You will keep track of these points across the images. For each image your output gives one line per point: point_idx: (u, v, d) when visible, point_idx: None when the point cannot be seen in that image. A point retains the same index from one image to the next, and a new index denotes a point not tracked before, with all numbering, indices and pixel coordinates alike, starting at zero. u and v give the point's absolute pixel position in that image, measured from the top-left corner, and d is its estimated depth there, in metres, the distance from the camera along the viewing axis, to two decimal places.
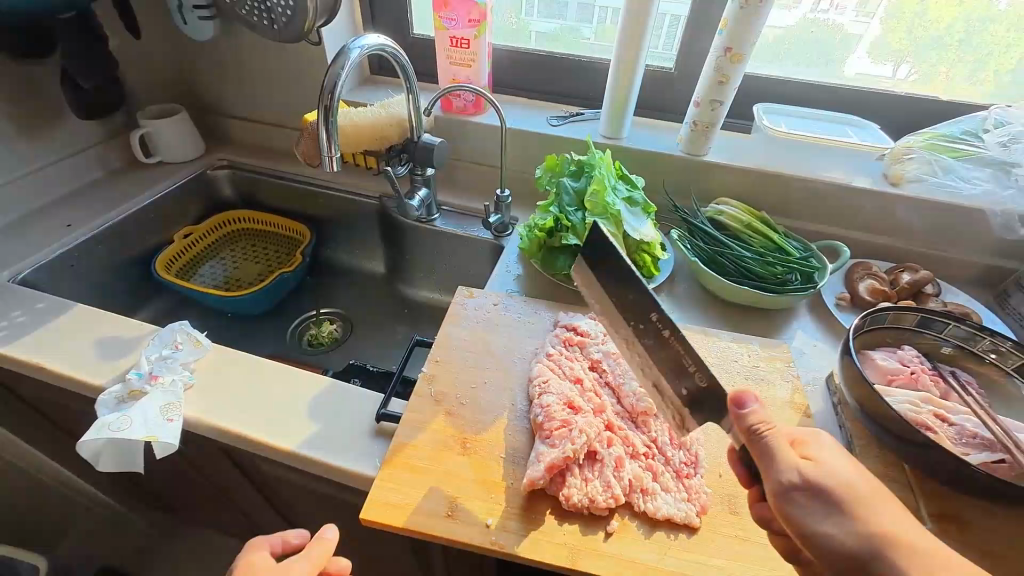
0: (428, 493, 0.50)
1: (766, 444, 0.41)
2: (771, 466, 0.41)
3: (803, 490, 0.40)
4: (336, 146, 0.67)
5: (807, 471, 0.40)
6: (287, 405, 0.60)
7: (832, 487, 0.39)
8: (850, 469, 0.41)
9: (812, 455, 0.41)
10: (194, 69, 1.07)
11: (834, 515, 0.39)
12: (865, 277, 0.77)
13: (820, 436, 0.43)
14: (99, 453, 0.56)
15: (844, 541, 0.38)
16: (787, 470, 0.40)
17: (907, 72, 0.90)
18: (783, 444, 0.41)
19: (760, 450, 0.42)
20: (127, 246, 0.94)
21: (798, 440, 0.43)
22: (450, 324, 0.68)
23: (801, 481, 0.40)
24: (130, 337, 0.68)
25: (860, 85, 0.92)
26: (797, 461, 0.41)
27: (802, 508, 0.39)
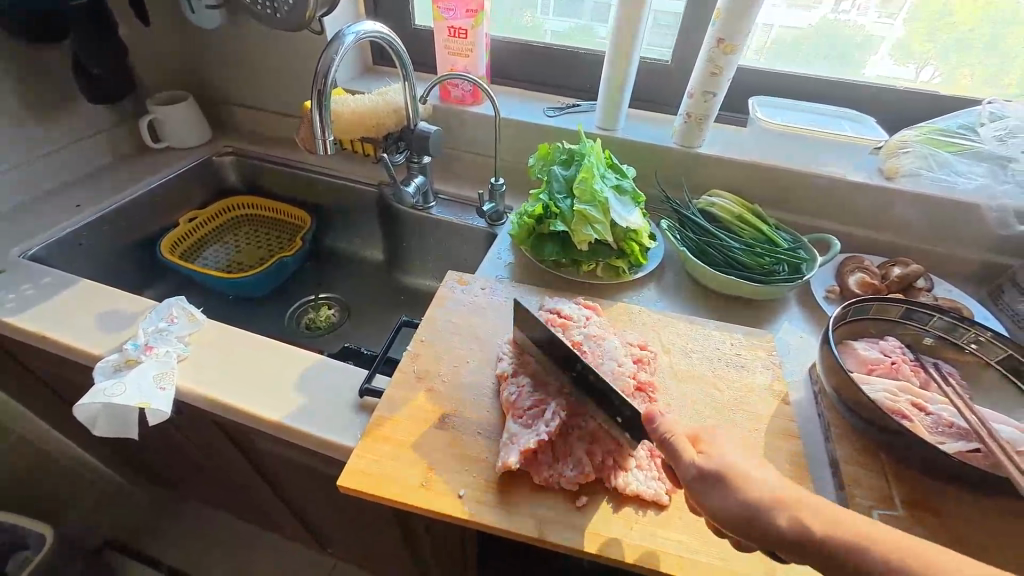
0: (404, 463, 0.52)
1: (669, 446, 0.44)
2: (675, 458, 0.43)
3: (700, 480, 0.42)
4: (328, 130, 0.69)
5: (699, 462, 0.42)
6: (275, 380, 0.62)
7: (722, 471, 0.41)
8: (745, 457, 0.42)
9: (707, 449, 0.43)
10: (202, 59, 1.10)
11: (727, 493, 0.40)
12: (855, 271, 0.77)
13: (714, 429, 0.44)
14: (95, 418, 0.58)
15: (734, 510, 0.39)
16: (686, 463, 0.43)
17: (930, 74, 0.89)
18: (681, 444, 0.43)
19: (666, 451, 0.44)
20: (133, 228, 0.97)
21: (696, 435, 0.45)
22: (436, 306, 0.70)
23: (697, 474, 0.42)
24: (131, 311, 0.71)
25: (878, 84, 0.92)
26: (693, 455, 0.43)
27: (706, 493, 0.41)
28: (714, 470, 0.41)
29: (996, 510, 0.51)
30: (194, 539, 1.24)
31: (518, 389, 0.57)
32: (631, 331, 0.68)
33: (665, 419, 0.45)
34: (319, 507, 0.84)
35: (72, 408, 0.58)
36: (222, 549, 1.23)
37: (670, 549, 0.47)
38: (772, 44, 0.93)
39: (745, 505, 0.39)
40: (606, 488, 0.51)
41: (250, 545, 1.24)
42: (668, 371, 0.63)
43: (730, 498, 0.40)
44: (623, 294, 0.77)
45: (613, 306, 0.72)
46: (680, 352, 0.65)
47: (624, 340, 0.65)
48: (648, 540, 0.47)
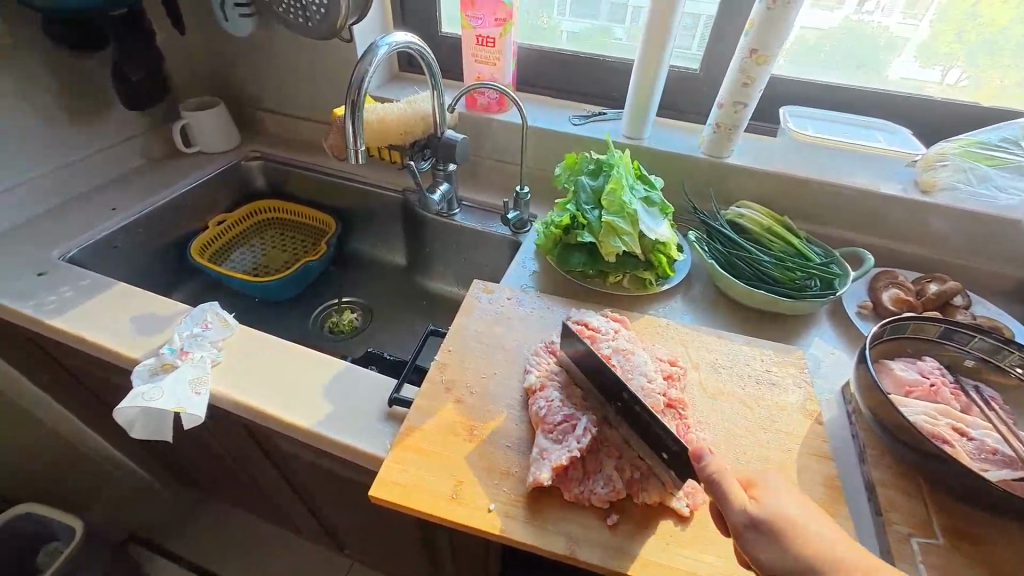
0: (434, 475, 0.52)
1: (718, 490, 0.41)
2: (724, 501, 0.41)
3: (751, 526, 0.40)
4: (360, 139, 0.70)
5: (751, 510, 0.41)
6: (306, 386, 0.63)
7: (778, 523, 0.40)
8: (803, 510, 0.41)
9: (759, 495, 0.42)
10: (233, 64, 1.12)
11: (779, 545, 0.39)
12: (890, 286, 0.76)
13: (769, 477, 0.43)
14: (133, 421, 0.60)
15: (794, 569, 0.39)
16: (738, 509, 0.41)
17: (956, 76, 0.86)
18: (735, 488, 0.41)
19: (713, 492, 0.42)
20: (165, 230, 1.00)
21: (749, 481, 0.43)
22: (464, 315, 0.70)
23: (749, 520, 0.40)
24: (165, 315, 0.73)
25: (903, 89, 0.90)
26: (745, 500, 0.41)
27: (757, 542, 0.40)
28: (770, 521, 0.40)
29: None
30: (215, 534, 1.27)
31: (548, 403, 0.56)
32: (659, 345, 0.67)
33: (715, 457, 0.42)
34: (341, 510, 0.85)
35: (112, 410, 0.59)
36: (241, 545, 1.26)
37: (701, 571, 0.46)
38: (792, 45, 0.91)
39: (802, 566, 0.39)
40: (637, 506, 0.51)
41: (268, 542, 1.26)
42: (697, 387, 0.62)
43: (784, 552, 0.39)
44: (650, 306, 0.76)
45: (641, 319, 0.71)
46: (709, 367, 0.65)
47: (653, 354, 0.64)
48: (679, 562, 0.47)
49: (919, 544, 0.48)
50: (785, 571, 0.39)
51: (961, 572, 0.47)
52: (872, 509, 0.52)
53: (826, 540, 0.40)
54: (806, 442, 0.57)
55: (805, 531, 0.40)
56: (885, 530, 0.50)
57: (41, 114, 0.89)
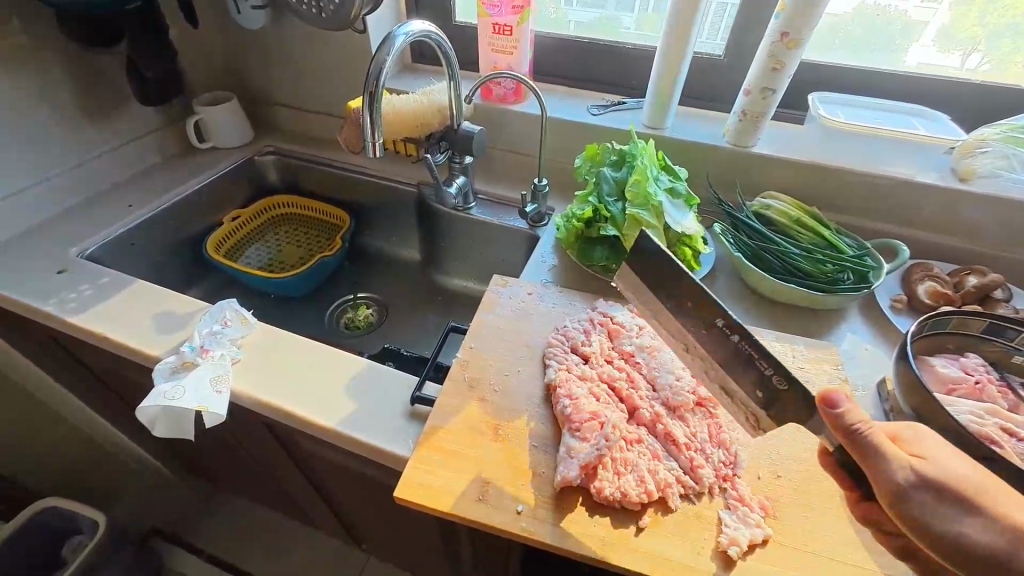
0: (461, 476, 0.51)
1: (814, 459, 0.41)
2: (881, 466, 0.38)
3: (921, 487, 0.38)
4: (378, 132, 0.68)
5: (919, 468, 0.38)
6: (327, 383, 0.62)
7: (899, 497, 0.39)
8: (962, 465, 0.39)
9: (919, 452, 0.40)
10: (246, 58, 1.11)
11: (972, 513, 0.37)
12: (925, 280, 0.73)
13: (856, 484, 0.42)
14: (155, 420, 0.59)
15: (990, 545, 0.36)
16: (900, 469, 0.38)
17: (977, 61, 0.83)
18: (888, 444, 0.38)
19: (867, 452, 0.38)
20: (181, 227, 0.99)
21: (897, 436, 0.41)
22: (484, 311, 0.69)
23: (915, 479, 0.38)
24: (185, 313, 0.72)
25: (922, 73, 0.86)
26: (908, 460, 0.39)
27: (919, 506, 0.37)
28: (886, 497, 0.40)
29: None
30: (232, 529, 1.28)
31: (570, 402, 0.55)
32: None
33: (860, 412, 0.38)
34: (360, 507, 0.84)
35: (135, 409, 0.59)
36: (259, 540, 1.26)
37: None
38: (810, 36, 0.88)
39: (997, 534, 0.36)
40: (670, 507, 0.49)
41: (287, 536, 1.27)
42: None
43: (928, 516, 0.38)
44: None
45: None
46: None
47: None
48: (716, 567, 0.45)
49: None
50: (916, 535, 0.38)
51: None
52: None
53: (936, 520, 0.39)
54: None
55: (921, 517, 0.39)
56: None
57: (57, 111, 0.88)
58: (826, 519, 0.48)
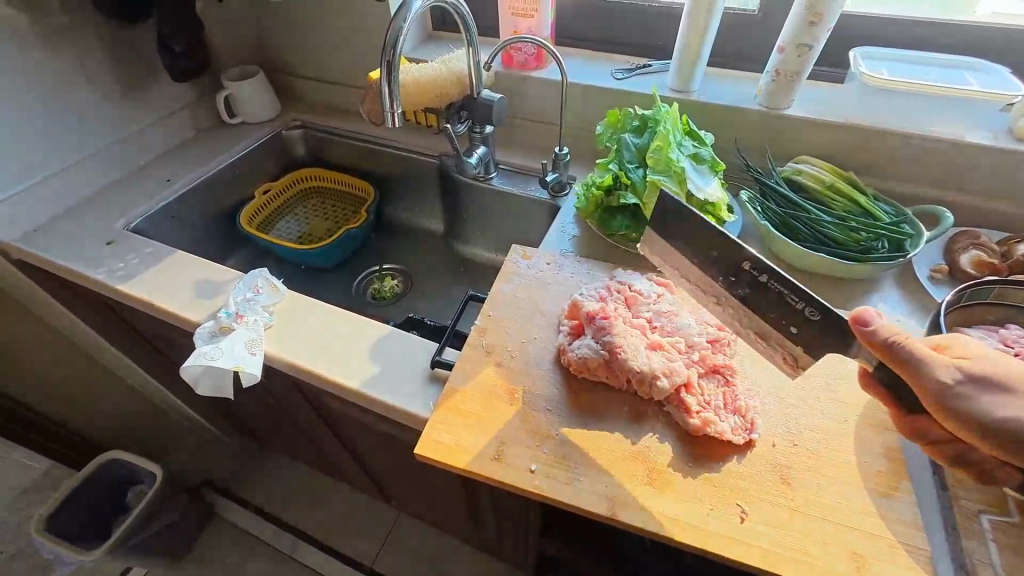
0: (477, 435, 0.54)
1: (907, 355, 0.40)
2: (911, 369, 0.40)
3: (967, 384, 0.40)
4: (396, 101, 0.69)
5: (960, 368, 0.41)
6: (353, 345, 0.66)
7: (997, 375, 0.41)
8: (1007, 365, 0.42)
9: (961, 353, 0.43)
10: (271, 31, 1.12)
11: (1009, 398, 0.40)
12: (970, 248, 0.69)
13: (956, 338, 0.44)
14: (197, 378, 0.64)
15: (1020, 421, 0.39)
16: (945, 370, 0.40)
17: None
18: (926, 351, 0.40)
19: (894, 358, 0.40)
20: (216, 200, 1.04)
21: (939, 345, 0.44)
22: (503, 280, 0.70)
23: (959, 377, 0.40)
24: (221, 281, 0.76)
25: (995, 24, 0.78)
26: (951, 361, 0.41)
27: (972, 397, 0.40)
28: (985, 374, 0.41)
29: None
30: (273, 483, 1.37)
31: (588, 350, 0.57)
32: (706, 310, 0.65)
33: (886, 323, 0.40)
34: (386, 464, 0.89)
35: (179, 368, 0.64)
36: (299, 494, 1.36)
37: (745, 538, 0.46)
38: None
39: None
40: (678, 471, 0.50)
41: (323, 491, 1.36)
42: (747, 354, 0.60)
43: (1019, 406, 0.40)
44: None
45: None
46: None
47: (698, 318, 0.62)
48: (722, 529, 0.46)
49: (989, 521, 0.45)
50: (1011, 419, 0.40)
51: None
52: (938, 484, 0.49)
53: (1021, 381, 0.41)
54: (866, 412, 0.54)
55: (1014, 380, 0.41)
56: (952, 507, 0.47)
57: (98, 89, 0.93)
58: (841, 487, 0.48)
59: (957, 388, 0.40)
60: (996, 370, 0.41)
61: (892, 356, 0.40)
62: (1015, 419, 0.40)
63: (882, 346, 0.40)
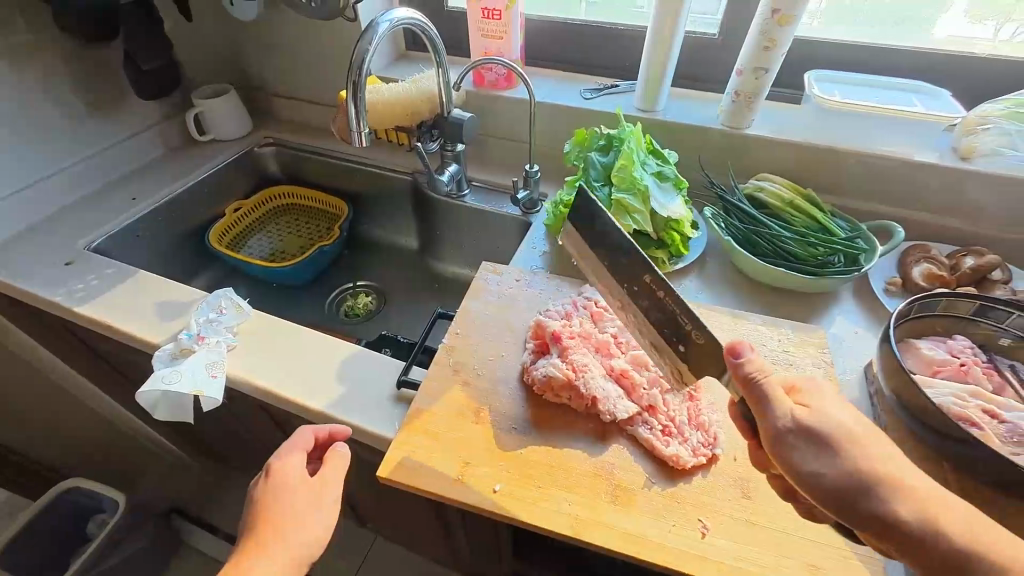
0: (442, 455, 0.53)
1: (762, 390, 0.42)
2: (765, 409, 0.42)
3: (798, 435, 0.41)
4: (363, 121, 0.69)
5: (799, 415, 0.41)
6: (318, 365, 0.65)
7: (830, 433, 0.40)
8: (850, 418, 0.41)
9: (808, 403, 0.42)
10: (243, 50, 1.12)
11: (827, 459, 0.39)
12: (921, 261, 0.71)
13: (817, 387, 0.43)
14: (154, 403, 0.62)
15: (838, 480, 0.39)
16: (781, 415, 0.41)
17: (1014, 31, 0.78)
18: (777, 392, 0.42)
19: (754, 395, 0.42)
20: (184, 218, 1.02)
21: (792, 388, 0.44)
22: (473, 297, 0.70)
23: (794, 425, 0.41)
24: (184, 302, 0.75)
25: (941, 49, 0.82)
26: (791, 408, 0.42)
27: (800, 451, 0.40)
28: (820, 430, 0.40)
29: None
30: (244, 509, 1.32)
31: (550, 368, 0.57)
32: None
33: (755, 357, 0.43)
34: (358, 487, 0.88)
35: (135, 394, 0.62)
36: None
37: (708, 554, 0.46)
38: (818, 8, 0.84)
39: (850, 476, 0.38)
40: (642, 488, 0.50)
41: None
42: None
43: (832, 465, 0.39)
44: None
45: None
46: None
47: None
48: (684, 545, 0.46)
49: None
50: (829, 484, 0.39)
51: None
52: None
53: (866, 442, 0.40)
54: None
55: (851, 440, 0.40)
56: None
57: (62, 107, 0.91)
58: None
59: (788, 434, 0.41)
60: (828, 425, 0.40)
61: (751, 391, 0.43)
62: (844, 484, 0.39)
63: (743, 377, 0.43)
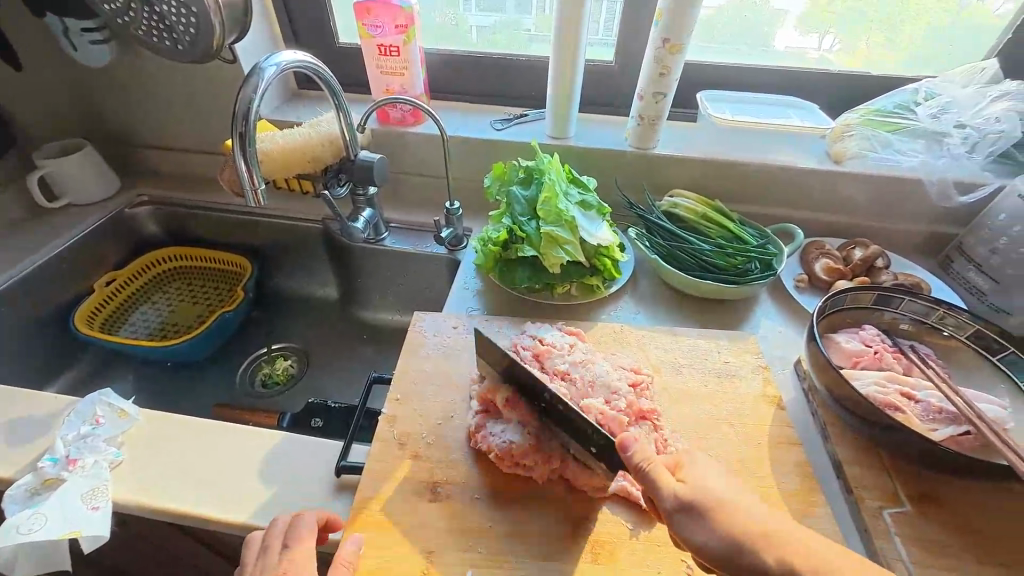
0: (401, 549, 0.46)
1: (645, 474, 0.42)
2: (653, 489, 0.41)
3: (681, 509, 0.40)
4: (257, 177, 0.62)
5: (680, 492, 0.40)
6: (235, 467, 0.55)
7: (706, 502, 0.39)
8: (723, 482, 0.41)
9: (686, 476, 0.42)
10: (98, 100, 0.97)
11: (706, 525, 0.38)
12: (820, 257, 0.78)
13: (696, 457, 0.43)
14: (10, 560, 0.48)
15: (723, 551, 0.37)
16: (666, 493, 0.41)
17: (830, 43, 0.89)
18: (658, 470, 0.42)
19: (643, 481, 0.42)
20: (38, 304, 0.84)
21: (676, 465, 0.43)
22: (409, 354, 0.64)
23: (677, 503, 0.40)
24: (42, 415, 0.60)
25: (803, 66, 0.92)
26: (672, 485, 0.41)
27: (687, 525, 0.39)
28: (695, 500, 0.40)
29: (988, 487, 0.52)
30: None
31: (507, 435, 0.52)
32: (619, 353, 0.65)
33: (640, 445, 0.42)
34: None
35: None
36: None
37: None
38: (697, 34, 0.90)
39: (728, 542, 0.37)
40: (623, 538, 0.48)
41: None
42: (662, 392, 0.61)
43: (709, 533, 0.38)
44: (601, 311, 0.74)
45: (597, 328, 0.68)
46: (670, 368, 0.64)
47: (615, 364, 0.62)
48: None
49: (891, 516, 0.50)
50: (714, 553, 0.38)
51: (931, 536, 0.48)
52: (844, 488, 0.53)
53: (755, 512, 0.39)
54: (772, 430, 0.57)
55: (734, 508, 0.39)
56: (857, 508, 0.51)
57: None
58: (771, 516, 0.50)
59: (675, 509, 0.40)
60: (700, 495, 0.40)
61: (642, 478, 0.42)
62: (731, 553, 0.37)
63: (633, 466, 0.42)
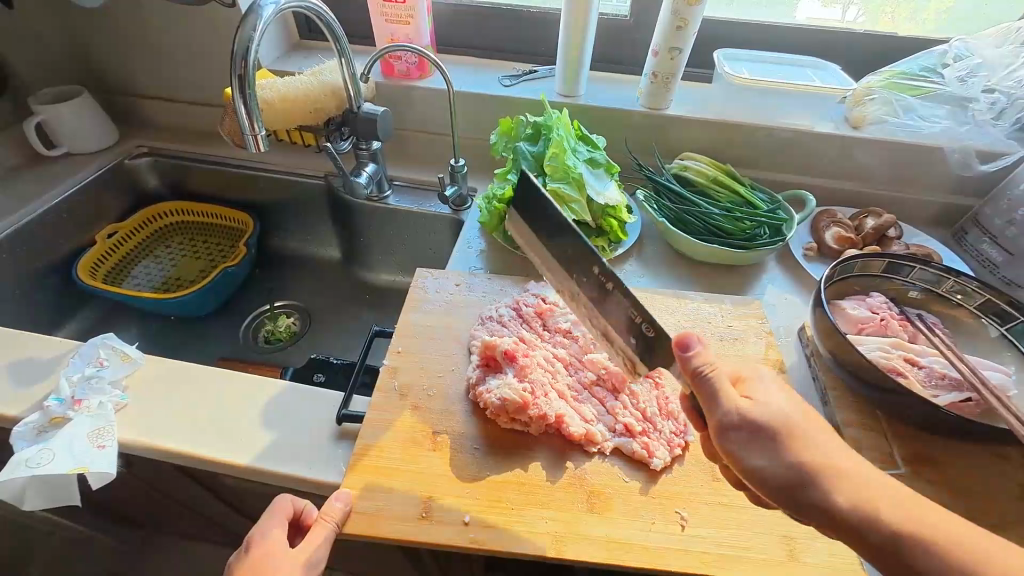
0: (403, 495, 0.47)
1: (708, 380, 0.40)
2: (713, 401, 0.40)
3: (742, 426, 0.39)
4: (257, 122, 0.60)
5: (744, 406, 0.39)
6: (240, 414, 0.55)
7: (774, 421, 0.39)
8: (785, 399, 0.40)
9: (751, 392, 0.41)
10: (93, 46, 0.94)
11: (768, 448, 0.38)
12: (831, 225, 0.77)
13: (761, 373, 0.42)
14: (22, 493, 0.50)
15: (782, 467, 0.37)
16: (728, 407, 0.40)
17: (854, 14, 0.86)
18: (722, 382, 0.40)
19: (704, 390, 0.41)
20: (40, 253, 0.84)
21: (739, 377, 0.42)
22: (411, 310, 0.63)
23: (740, 419, 0.39)
24: (47, 357, 0.60)
25: (826, 28, 0.88)
26: (736, 398, 0.40)
27: (746, 445, 0.39)
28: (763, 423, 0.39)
29: (983, 451, 0.53)
30: None
31: (505, 390, 0.52)
32: None
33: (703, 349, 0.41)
34: None
35: None
36: None
37: (690, 546, 0.45)
38: None
39: (790, 468, 0.37)
40: (621, 489, 0.49)
41: None
42: None
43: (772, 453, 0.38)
44: None
45: None
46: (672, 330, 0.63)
47: None
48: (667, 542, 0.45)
49: None
50: (771, 477, 0.38)
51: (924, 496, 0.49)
52: None
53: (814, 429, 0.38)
54: None
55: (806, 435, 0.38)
56: None
57: None
58: None
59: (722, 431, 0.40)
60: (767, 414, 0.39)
61: (703, 384, 0.41)
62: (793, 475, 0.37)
63: (693, 370, 0.41)
